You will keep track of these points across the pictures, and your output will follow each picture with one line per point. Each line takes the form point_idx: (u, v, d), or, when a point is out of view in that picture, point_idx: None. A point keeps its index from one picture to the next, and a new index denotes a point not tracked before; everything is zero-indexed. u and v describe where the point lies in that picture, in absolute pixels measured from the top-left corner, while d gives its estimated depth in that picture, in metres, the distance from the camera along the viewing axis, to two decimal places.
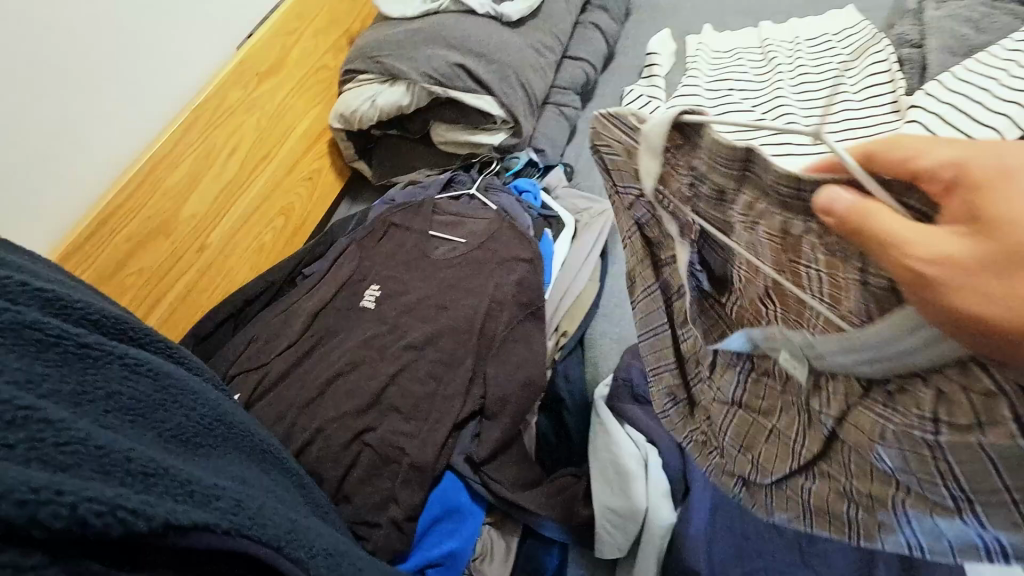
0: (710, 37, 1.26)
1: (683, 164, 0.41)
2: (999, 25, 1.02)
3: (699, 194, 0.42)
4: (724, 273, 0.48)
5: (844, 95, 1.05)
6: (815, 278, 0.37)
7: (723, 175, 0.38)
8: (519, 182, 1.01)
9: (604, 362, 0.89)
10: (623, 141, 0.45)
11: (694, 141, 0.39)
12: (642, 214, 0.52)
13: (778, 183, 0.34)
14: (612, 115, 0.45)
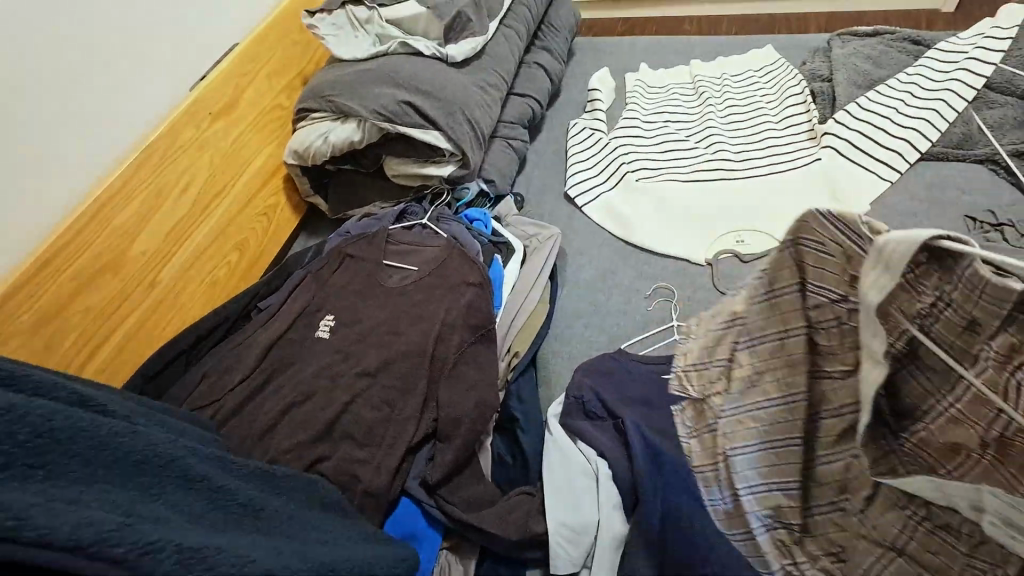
0: (646, 74, 1.36)
1: (932, 289, 0.50)
2: (894, 61, 1.14)
3: (935, 318, 0.50)
4: (920, 394, 0.53)
5: (768, 125, 1.16)
6: (955, 413, 0.52)
7: (968, 303, 0.48)
8: (470, 211, 1.05)
9: (558, 378, 0.94)
10: (849, 247, 0.55)
11: (947, 269, 0.49)
12: (827, 317, 0.60)
13: (946, 330, 0.50)
14: (839, 217, 0.56)
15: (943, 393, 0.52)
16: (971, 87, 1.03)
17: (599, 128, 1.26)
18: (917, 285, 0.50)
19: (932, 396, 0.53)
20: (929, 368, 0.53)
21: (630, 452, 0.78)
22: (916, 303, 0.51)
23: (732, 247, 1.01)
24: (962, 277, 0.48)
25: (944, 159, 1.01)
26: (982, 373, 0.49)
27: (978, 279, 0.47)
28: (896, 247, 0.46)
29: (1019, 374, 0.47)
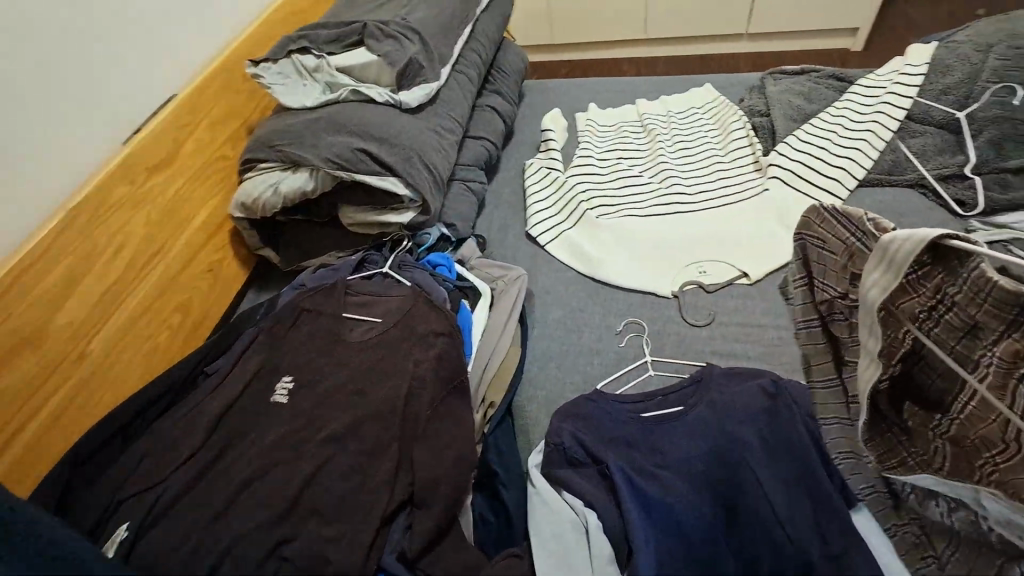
0: (596, 113, 1.40)
1: (931, 293, 0.65)
2: (824, 96, 1.22)
3: (935, 320, 0.66)
4: (936, 400, 0.70)
5: (715, 159, 1.21)
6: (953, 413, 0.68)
7: (948, 310, 0.64)
8: (432, 256, 1.02)
9: (534, 426, 0.91)
10: (851, 238, 0.75)
11: (952, 268, 0.63)
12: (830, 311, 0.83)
13: (941, 328, 0.66)
14: (845, 215, 0.76)
15: (958, 388, 0.67)
16: (894, 118, 1.10)
17: (555, 167, 1.28)
18: (918, 284, 0.66)
19: (950, 392, 0.68)
20: (935, 368, 0.69)
21: (618, 499, 0.76)
22: (918, 301, 0.67)
23: (695, 278, 1.02)
24: (968, 280, 0.62)
25: (879, 184, 1.08)
26: (984, 378, 0.63)
27: (982, 280, 0.60)
28: (902, 243, 0.64)
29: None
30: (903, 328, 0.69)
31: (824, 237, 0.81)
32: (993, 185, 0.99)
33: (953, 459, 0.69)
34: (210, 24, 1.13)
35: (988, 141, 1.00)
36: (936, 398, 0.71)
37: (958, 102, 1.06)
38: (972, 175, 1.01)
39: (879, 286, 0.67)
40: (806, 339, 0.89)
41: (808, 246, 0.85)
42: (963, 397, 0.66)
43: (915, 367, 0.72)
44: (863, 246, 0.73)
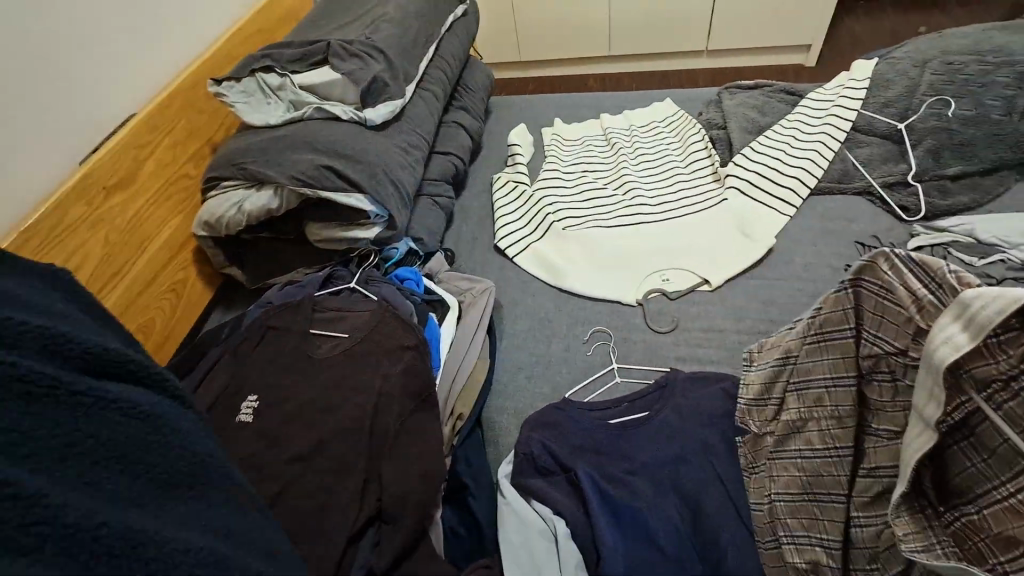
0: (561, 128, 1.43)
1: (1018, 356, 0.53)
2: (776, 109, 1.28)
3: (1010, 392, 0.54)
4: (975, 483, 0.58)
5: (676, 172, 1.25)
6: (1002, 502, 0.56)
7: None
8: (400, 271, 1.02)
9: (503, 437, 0.91)
10: (922, 292, 0.62)
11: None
12: (867, 368, 0.69)
13: (1012, 399, 0.54)
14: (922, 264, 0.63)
15: (1002, 479, 0.56)
16: (841, 128, 1.15)
17: (521, 181, 1.30)
18: (999, 351, 0.54)
19: (988, 482, 0.57)
20: (985, 449, 0.57)
21: (587, 506, 0.77)
22: (994, 365, 0.54)
23: (658, 286, 1.05)
24: None
25: (829, 193, 1.13)
26: None
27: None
28: (991, 297, 0.53)
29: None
30: (962, 395, 0.56)
31: (894, 287, 0.65)
32: (932, 192, 1.05)
33: (983, 554, 0.56)
34: (169, 45, 1.13)
35: (927, 151, 1.06)
36: (963, 488, 0.59)
37: (899, 114, 1.11)
38: (913, 183, 1.06)
39: (957, 344, 0.54)
40: (803, 400, 0.77)
41: (855, 295, 0.71)
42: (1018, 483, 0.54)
43: (951, 449, 0.60)
44: (937, 302, 0.60)
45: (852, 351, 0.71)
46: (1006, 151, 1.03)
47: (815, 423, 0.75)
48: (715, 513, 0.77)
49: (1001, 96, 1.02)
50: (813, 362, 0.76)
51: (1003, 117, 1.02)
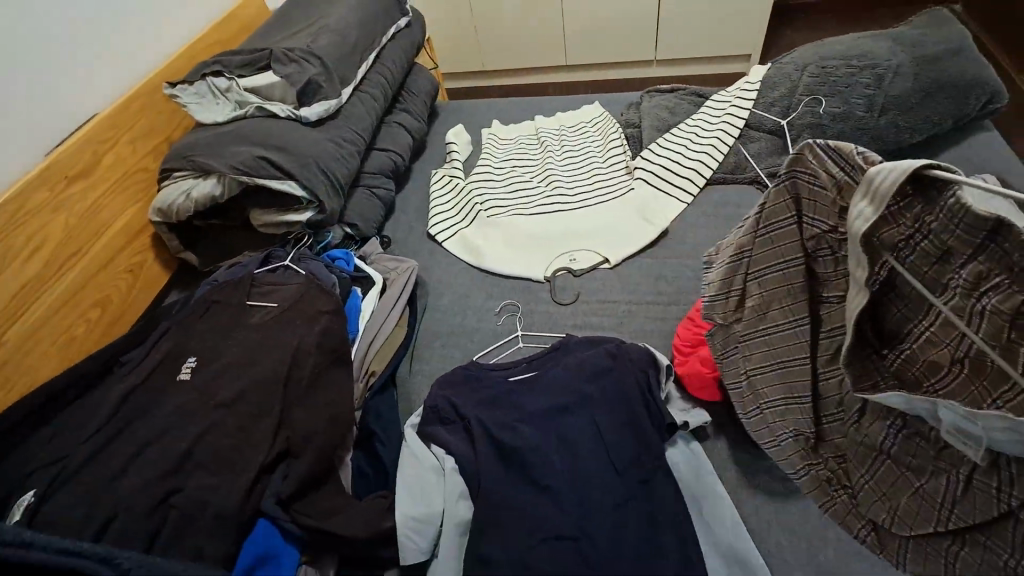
0: (498, 128, 1.57)
1: (909, 220, 0.56)
2: (684, 110, 1.41)
3: (911, 247, 0.57)
4: (902, 325, 0.62)
5: (595, 165, 1.38)
6: (930, 338, 0.60)
7: (941, 239, 0.54)
8: (332, 252, 1.15)
9: (414, 394, 1.03)
10: (839, 177, 0.62)
11: (929, 199, 0.54)
12: (814, 245, 0.70)
13: (923, 246, 0.56)
14: (835, 147, 0.63)
15: (921, 314, 0.60)
16: (736, 124, 1.29)
17: (456, 175, 1.43)
18: (898, 215, 0.57)
19: (913, 318, 0.61)
20: (903, 294, 0.61)
21: (475, 445, 0.89)
22: (897, 231, 0.57)
23: (565, 265, 1.17)
24: (945, 209, 0.53)
25: (723, 183, 1.27)
26: (949, 300, 0.56)
27: (962, 206, 0.51)
28: (888, 176, 0.54)
29: (983, 301, 0.53)
30: (878, 258, 0.60)
31: (819, 173, 0.65)
32: None
33: (925, 386, 0.61)
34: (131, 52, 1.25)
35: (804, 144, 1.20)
36: (899, 327, 0.62)
37: (782, 112, 1.25)
38: None
39: (867, 217, 0.55)
40: (760, 290, 0.76)
41: (790, 187, 0.70)
42: (935, 321, 0.59)
43: (882, 297, 0.63)
44: (850, 181, 0.61)
45: (797, 237, 0.71)
46: (870, 144, 1.16)
47: (754, 306, 0.77)
48: (589, 451, 0.87)
49: (863, 96, 1.16)
50: (761, 259, 0.75)
51: (866, 114, 1.16)
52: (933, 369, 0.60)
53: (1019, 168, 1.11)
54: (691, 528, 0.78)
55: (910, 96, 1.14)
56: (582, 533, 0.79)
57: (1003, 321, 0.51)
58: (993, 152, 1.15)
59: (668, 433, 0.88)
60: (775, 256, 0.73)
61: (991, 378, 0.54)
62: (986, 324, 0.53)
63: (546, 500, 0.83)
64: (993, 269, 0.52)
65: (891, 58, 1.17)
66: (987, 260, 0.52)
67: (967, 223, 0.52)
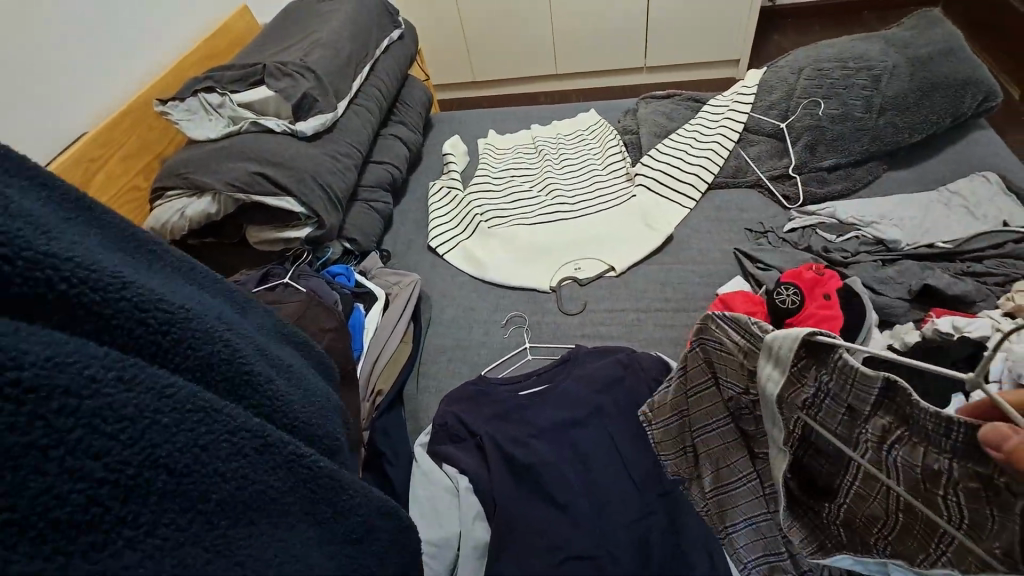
0: (494, 139, 1.56)
1: (810, 377, 0.54)
2: (681, 115, 1.41)
3: (817, 407, 0.55)
4: (832, 482, 0.59)
5: (594, 172, 1.38)
6: (866, 496, 0.55)
7: (856, 397, 0.51)
8: (333, 268, 1.13)
9: (422, 411, 1.01)
10: (742, 342, 0.62)
11: (821, 359, 0.53)
12: (740, 404, 0.70)
13: (834, 405, 0.54)
14: (729, 317, 0.65)
15: (842, 470, 0.57)
16: (733, 129, 1.29)
17: (453, 187, 1.41)
18: (800, 376, 0.55)
19: (836, 475, 0.58)
20: (825, 453, 0.58)
21: (489, 464, 0.87)
22: (803, 393, 0.55)
23: (570, 274, 1.16)
24: (836, 367, 0.52)
25: (724, 187, 1.27)
26: (867, 453, 0.53)
27: (851, 370, 0.50)
28: (782, 342, 0.53)
29: (893, 453, 0.50)
30: (791, 418, 0.58)
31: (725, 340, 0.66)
32: (814, 182, 1.19)
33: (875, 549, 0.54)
34: (120, 69, 1.23)
35: (805, 145, 1.20)
36: (827, 485, 0.59)
37: (781, 115, 1.25)
38: (796, 175, 1.20)
39: (776, 380, 0.54)
40: (704, 454, 0.76)
41: (704, 351, 0.72)
42: (861, 479, 0.55)
43: (799, 453, 0.61)
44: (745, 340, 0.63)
45: (717, 399, 0.73)
46: (871, 144, 1.16)
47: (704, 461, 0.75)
48: (606, 463, 0.85)
49: (862, 97, 1.16)
50: (701, 424, 0.75)
51: (864, 115, 1.16)
52: (879, 530, 0.54)
53: (1015, 165, 1.13)
54: (718, 537, 0.75)
55: (907, 96, 1.14)
56: (606, 551, 0.77)
57: (916, 473, 0.49)
58: (990, 150, 1.16)
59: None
60: (711, 415, 0.74)
61: (917, 536, 0.50)
62: (904, 476, 0.50)
63: (567, 517, 0.81)
64: (894, 423, 0.50)
65: (886, 58, 1.18)
66: (889, 415, 0.50)
67: (872, 378, 0.49)
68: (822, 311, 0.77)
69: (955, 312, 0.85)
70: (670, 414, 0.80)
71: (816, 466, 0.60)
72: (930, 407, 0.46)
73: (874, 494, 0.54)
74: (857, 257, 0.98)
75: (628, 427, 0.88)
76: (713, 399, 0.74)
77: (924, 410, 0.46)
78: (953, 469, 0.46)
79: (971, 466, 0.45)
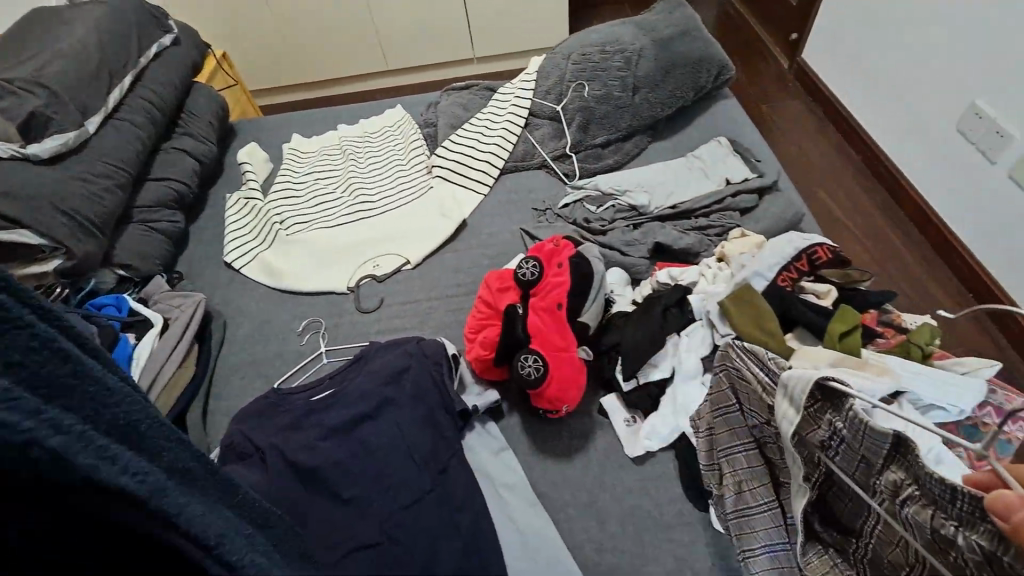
0: (299, 143, 1.51)
1: (825, 423, 0.61)
2: (477, 104, 1.46)
3: (835, 449, 0.61)
4: (853, 523, 0.63)
5: (398, 167, 1.39)
6: (888, 543, 0.59)
7: (873, 452, 0.57)
8: (97, 300, 1.03)
9: (211, 435, 0.97)
10: (761, 378, 0.69)
11: (836, 405, 0.60)
12: (767, 436, 0.73)
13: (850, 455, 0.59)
14: (754, 353, 0.71)
15: (865, 513, 0.61)
16: (519, 115, 1.36)
17: (251, 197, 1.35)
18: (816, 417, 0.62)
19: (859, 516, 0.62)
20: (846, 495, 0.63)
21: (271, 477, 0.85)
22: (817, 432, 0.62)
23: (368, 272, 1.17)
24: (851, 421, 0.58)
25: (515, 171, 1.33)
26: (883, 502, 0.58)
27: (860, 420, 0.57)
28: (796, 383, 0.61)
29: (906, 509, 0.55)
30: (813, 456, 0.64)
31: (744, 372, 0.72)
32: (589, 160, 1.29)
33: None
34: None
35: (578, 126, 1.30)
36: (849, 523, 0.64)
37: (556, 99, 1.33)
38: (573, 154, 1.30)
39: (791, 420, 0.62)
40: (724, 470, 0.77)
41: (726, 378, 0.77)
42: (879, 523, 0.60)
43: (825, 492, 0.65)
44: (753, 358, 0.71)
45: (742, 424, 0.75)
46: (632, 120, 1.28)
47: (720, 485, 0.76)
48: (388, 455, 0.85)
49: (618, 78, 1.28)
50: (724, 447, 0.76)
51: (622, 94, 1.27)
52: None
53: (748, 128, 1.30)
54: (484, 505, 0.81)
55: (654, 75, 1.27)
56: (386, 539, 0.77)
57: (928, 533, 0.52)
58: (730, 117, 1.33)
59: (461, 416, 0.90)
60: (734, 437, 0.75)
61: None
62: (918, 533, 0.54)
63: (349, 514, 0.80)
64: (906, 480, 0.55)
65: (635, 42, 1.29)
66: (901, 471, 0.55)
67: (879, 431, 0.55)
68: (555, 280, 0.86)
69: (679, 264, 0.98)
70: (698, 428, 0.80)
71: (846, 510, 0.64)
72: (928, 470, 0.52)
73: (898, 540, 0.58)
74: (613, 224, 1.08)
75: (410, 415, 0.89)
76: (737, 428, 0.76)
77: (931, 475, 0.51)
78: (967, 540, 0.49)
79: (974, 539, 0.48)
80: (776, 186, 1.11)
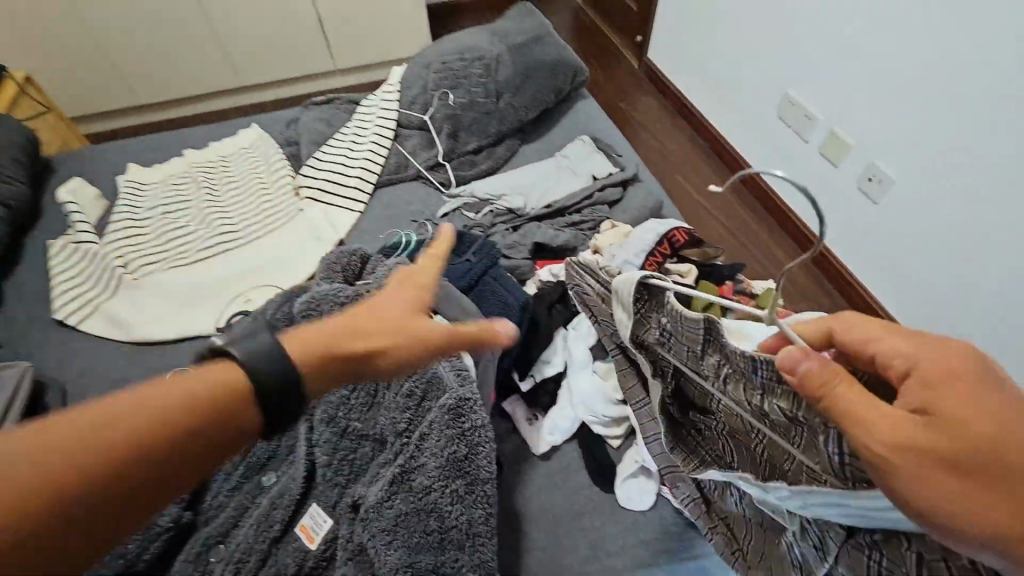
0: (136, 172, 1.34)
1: (654, 321, 0.68)
2: (340, 119, 1.40)
3: (664, 345, 0.68)
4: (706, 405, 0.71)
5: (262, 189, 1.29)
6: (730, 419, 0.66)
7: (692, 339, 0.61)
8: None
9: None
10: (601, 288, 0.78)
11: (659, 301, 0.66)
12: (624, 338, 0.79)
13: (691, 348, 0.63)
14: (581, 267, 0.83)
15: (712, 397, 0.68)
16: (386, 127, 1.33)
17: (82, 241, 1.17)
18: (645, 318, 0.69)
19: (710, 398, 0.68)
20: (691, 384, 0.71)
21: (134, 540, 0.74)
22: (651, 329, 0.69)
23: (239, 309, 1.07)
24: (672, 316, 0.63)
25: (390, 184, 1.30)
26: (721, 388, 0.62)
27: (675, 311, 0.62)
28: (623, 289, 0.68)
29: (726, 385, 0.61)
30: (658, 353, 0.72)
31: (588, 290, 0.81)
32: (464, 166, 1.29)
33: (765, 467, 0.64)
34: None
35: (448, 134, 1.29)
36: (704, 407, 0.71)
37: (422, 108, 1.32)
38: (446, 163, 1.29)
39: (625, 325, 0.70)
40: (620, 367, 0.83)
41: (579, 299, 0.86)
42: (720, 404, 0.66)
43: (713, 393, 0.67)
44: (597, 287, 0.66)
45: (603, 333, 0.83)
46: (499, 125, 1.31)
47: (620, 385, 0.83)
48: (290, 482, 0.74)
49: (480, 84, 1.29)
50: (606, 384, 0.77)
51: (486, 100, 1.29)
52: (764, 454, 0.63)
53: (608, 125, 1.38)
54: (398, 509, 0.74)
55: (515, 80, 1.31)
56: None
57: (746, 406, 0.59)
58: (590, 115, 1.40)
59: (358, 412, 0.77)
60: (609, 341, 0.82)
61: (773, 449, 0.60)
62: (741, 403, 0.60)
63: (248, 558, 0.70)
64: (723, 362, 0.59)
65: (492, 48, 1.32)
66: (717, 354, 0.60)
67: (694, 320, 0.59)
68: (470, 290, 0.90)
69: (558, 259, 1.02)
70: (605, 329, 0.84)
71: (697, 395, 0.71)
72: (734, 348, 0.56)
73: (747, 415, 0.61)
74: (492, 228, 1.09)
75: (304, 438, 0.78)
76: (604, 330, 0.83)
77: (737, 351, 0.55)
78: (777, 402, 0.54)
79: (775, 404, 0.54)
80: (637, 177, 1.19)
